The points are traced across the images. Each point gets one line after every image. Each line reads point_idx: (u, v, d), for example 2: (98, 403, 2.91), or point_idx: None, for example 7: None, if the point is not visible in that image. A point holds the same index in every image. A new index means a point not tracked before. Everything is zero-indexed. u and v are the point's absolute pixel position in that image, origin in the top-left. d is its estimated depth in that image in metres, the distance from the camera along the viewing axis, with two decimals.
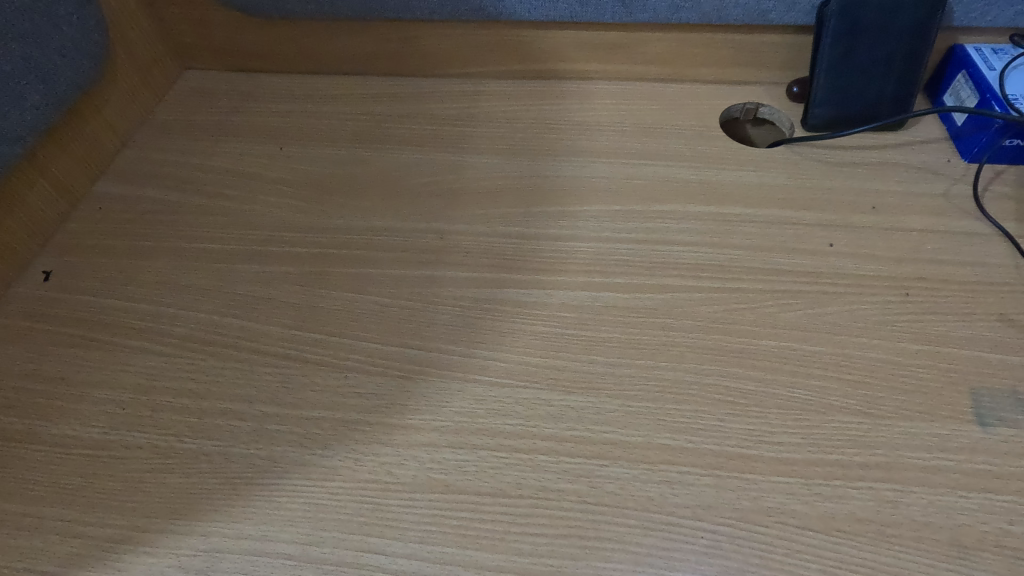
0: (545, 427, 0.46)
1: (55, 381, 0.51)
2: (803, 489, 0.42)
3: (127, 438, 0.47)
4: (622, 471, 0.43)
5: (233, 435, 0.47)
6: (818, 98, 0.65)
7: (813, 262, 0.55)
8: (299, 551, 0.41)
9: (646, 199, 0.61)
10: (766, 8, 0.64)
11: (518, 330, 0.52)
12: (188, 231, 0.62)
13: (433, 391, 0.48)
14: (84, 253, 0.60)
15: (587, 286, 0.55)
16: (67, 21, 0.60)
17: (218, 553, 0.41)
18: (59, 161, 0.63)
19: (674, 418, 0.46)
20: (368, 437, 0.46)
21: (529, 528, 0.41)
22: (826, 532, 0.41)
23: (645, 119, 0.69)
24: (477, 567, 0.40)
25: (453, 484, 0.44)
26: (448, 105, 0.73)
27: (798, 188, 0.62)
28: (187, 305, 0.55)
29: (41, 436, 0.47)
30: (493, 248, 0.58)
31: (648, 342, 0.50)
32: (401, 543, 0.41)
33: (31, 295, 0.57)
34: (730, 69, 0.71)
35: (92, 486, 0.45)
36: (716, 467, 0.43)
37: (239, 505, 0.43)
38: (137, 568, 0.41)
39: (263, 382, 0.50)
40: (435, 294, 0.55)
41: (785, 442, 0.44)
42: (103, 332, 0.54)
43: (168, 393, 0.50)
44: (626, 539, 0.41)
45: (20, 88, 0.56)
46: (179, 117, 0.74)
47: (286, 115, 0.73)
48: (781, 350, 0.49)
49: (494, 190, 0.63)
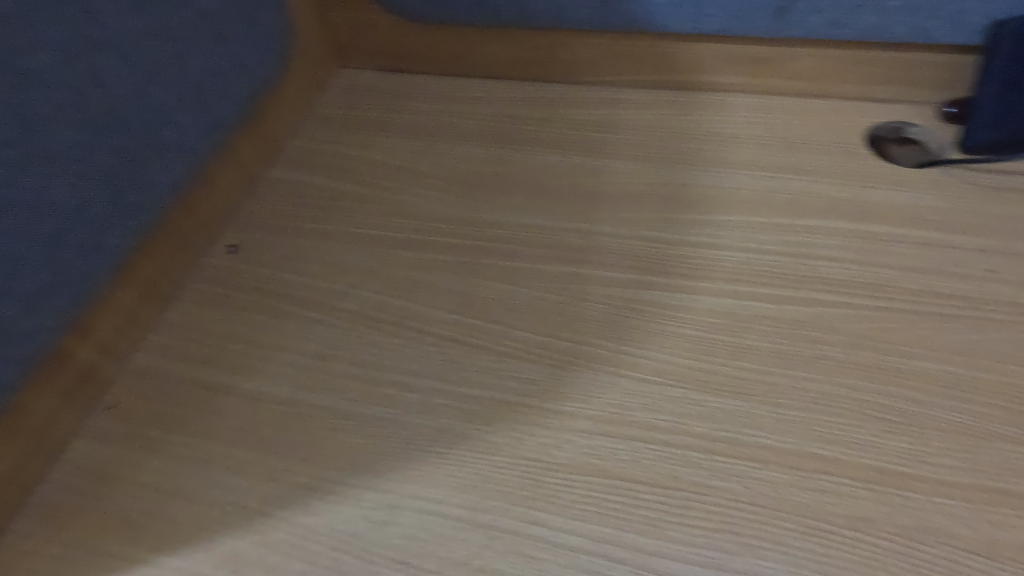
0: (695, 426, 0.48)
1: (245, 343, 0.57)
2: (966, 512, 0.42)
3: (310, 398, 0.53)
4: (775, 475, 0.45)
5: (403, 404, 0.51)
6: (982, 121, 0.64)
7: (972, 287, 0.54)
8: (469, 515, 0.45)
9: (791, 213, 0.62)
10: (933, 27, 0.63)
11: (667, 332, 0.54)
12: (352, 217, 0.67)
13: (586, 382, 0.51)
14: (264, 231, 0.67)
15: (732, 294, 0.56)
16: (265, 22, 0.67)
17: (397, 508, 0.46)
18: (246, 146, 0.70)
19: (826, 429, 0.47)
20: (527, 418, 0.49)
21: (685, 519, 0.43)
22: (991, 557, 0.41)
23: (789, 134, 0.70)
24: (637, 549, 0.43)
25: (610, 470, 0.46)
26: (590, 111, 0.75)
27: (955, 211, 0.60)
28: (356, 284, 0.61)
29: (238, 390, 0.54)
30: (637, 251, 0.61)
31: (796, 353, 0.51)
32: (564, 518, 0.44)
33: (221, 264, 0.64)
34: (884, 86, 0.70)
35: (283, 438, 0.50)
36: (873, 481, 0.44)
37: (412, 467, 0.48)
38: (328, 512, 0.46)
39: (428, 360, 0.54)
40: (583, 291, 0.58)
41: (944, 464, 0.44)
42: (284, 303, 0.60)
43: (344, 362, 0.55)
44: (782, 540, 0.42)
45: (227, 81, 0.63)
46: (339, 110, 0.80)
47: (436, 113, 0.78)
48: (937, 373, 0.49)
49: (637, 195, 0.66)
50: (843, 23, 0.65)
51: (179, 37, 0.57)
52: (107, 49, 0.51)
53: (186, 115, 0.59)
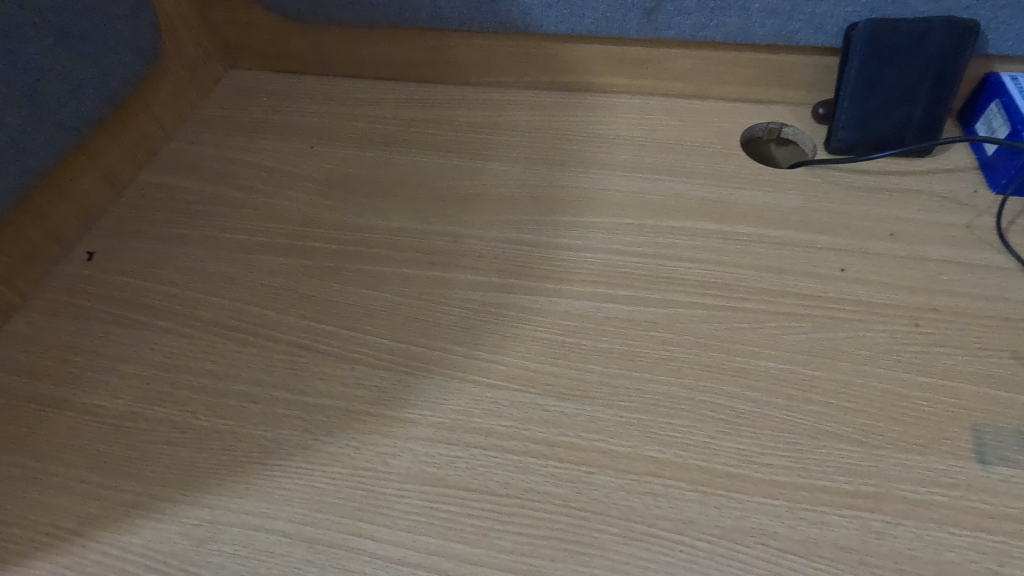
0: (536, 431, 0.47)
1: (88, 354, 0.55)
2: (786, 511, 0.42)
3: (148, 411, 0.50)
4: (607, 480, 0.44)
5: (244, 415, 0.50)
6: (844, 120, 0.64)
7: (822, 287, 0.55)
8: (294, 529, 0.44)
9: (660, 214, 0.62)
10: (794, 29, 0.64)
11: (521, 336, 0.53)
12: (220, 222, 0.65)
13: (433, 388, 0.50)
14: (125, 237, 0.64)
15: (591, 296, 0.56)
16: (125, 20, 0.65)
17: (221, 524, 0.44)
18: (110, 149, 0.67)
19: (664, 431, 0.47)
20: (368, 427, 0.48)
21: (513, 527, 0.43)
22: (806, 556, 0.40)
23: (667, 135, 0.70)
24: (459, 559, 0.42)
25: (444, 478, 0.45)
26: (475, 112, 0.74)
27: (814, 211, 0.61)
28: (213, 291, 0.59)
29: (73, 403, 0.51)
30: (504, 254, 0.60)
31: (645, 355, 0.51)
32: (390, 530, 0.43)
33: (75, 272, 0.61)
34: (758, 88, 0.70)
35: (114, 453, 0.48)
36: (702, 482, 0.44)
37: (243, 481, 0.46)
38: (148, 530, 0.44)
39: (276, 369, 0.52)
40: (444, 295, 0.57)
41: (772, 463, 0.45)
42: (136, 312, 0.58)
43: (189, 372, 0.53)
44: (604, 545, 0.42)
45: (78, 79, 0.60)
46: (221, 112, 0.77)
47: (319, 115, 0.76)
48: (778, 372, 0.49)
49: (511, 198, 0.65)
50: (710, 24, 0.66)
51: (18, 33, 0.54)
52: None
53: (27, 115, 0.56)
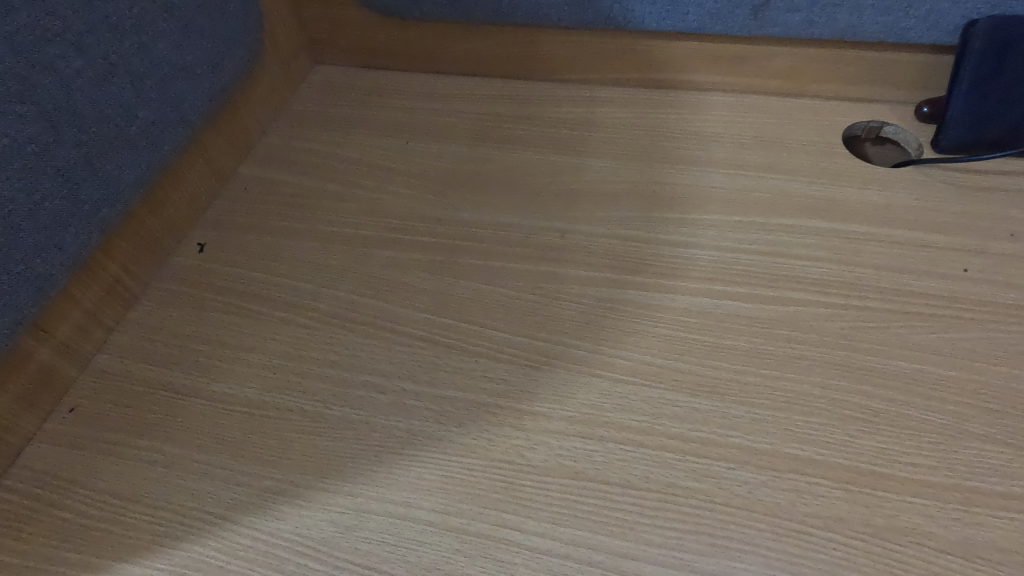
0: (670, 426, 0.47)
1: (213, 344, 0.56)
2: (938, 511, 0.42)
3: (278, 400, 0.51)
4: (749, 476, 0.44)
5: (374, 406, 0.50)
6: (954, 120, 0.63)
7: (946, 286, 0.54)
8: (439, 519, 0.44)
9: (768, 212, 0.62)
10: (907, 26, 0.63)
11: (642, 331, 0.53)
12: (325, 215, 0.66)
13: (560, 382, 0.50)
14: (234, 229, 0.65)
15: (708, 293, 0.56)
16: (236, 16, 0.66)
17: (365, 512, 0.45)
18: (216, 143, 0.68)
19: (801, 428, 0.46)
20: (500, 420, 0.49)
21: (659, 521, 0.43)
22: (964, 556, 0.40)
23: (767, 133, 0.69)
24: (608, 552, 0.42)
25: (583, 472, 0.45)
26: (569, 109, 0.75)
27: (929, 210, 0.61)
28: (328, 284, 0.60)
29: (204, 391, 0.52)
30: (614, 249, 0.60)
31: (772, 353, 0.51)
32: (535, 521, 0.43)
33: (189, 263, 0.62)
34: (859, 86, 0.70)
35: (250, 441, 0.49)
36: (847, 481, 0.44)
37: (382, 470, 0.47)
38: (294, 517, 0.45)
39: (400, 360, 0.53)
40: (559, 290, 0.57)
41: (917, 463, 0.44)
42: (254, 303, 0.58)
43: (314, 362, 0.54)
44: (755, 541, 0.42)
45: (195, 74, 0.61)
46: (314, 107, 0.78)
47: (412, 110, 0.76)
48: (912, 372, 0.49)
49: (615, 194, 0.65)
50: (819, 21, 0.65)
51: (144, 27, 0.55)
52: (65, 38, 0.49)
53: (153, 108, 0.57)
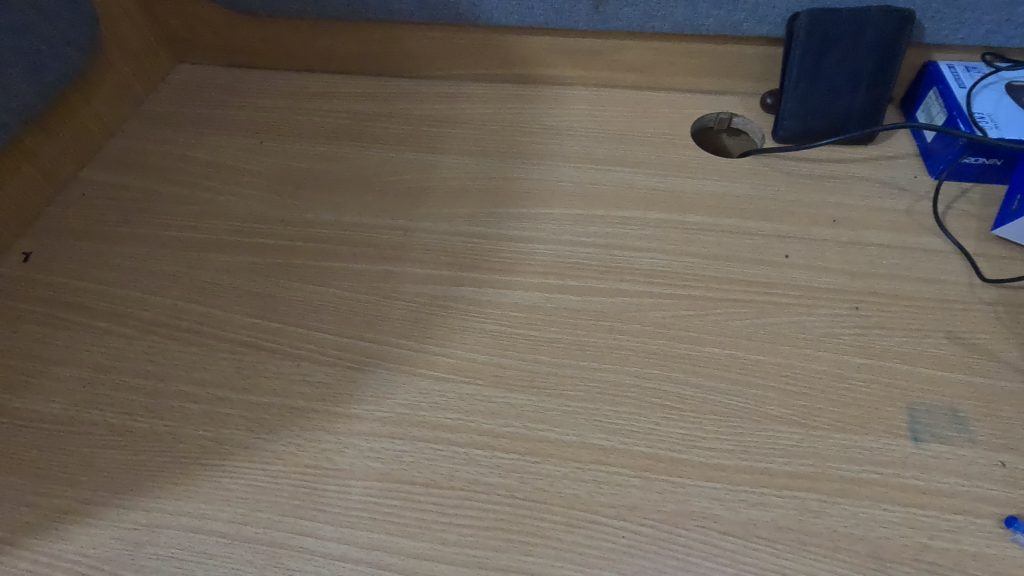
0: (483, 423, 0.47)
1: (22, 358, 0.53)
2: (727, 494, 0.43)
3: (84, 414, 0.49)
4: (552, 469, 0.44)
5: (185, 416, 0.49)
6: (789, 109, 0.65)
7: (766, 273, 0.55)
8: (234, 529, 0.43)
9: (609, 204, 0.62)
10: (738, 19, 0.65)
11: (469, 328, 0.53)
12: (164, 219, 0.64)
13: (380, 382, 0.50)
14: (64, 238, 0.62)
15: (540, 287, 0.56)
16: (58, 13, 0.62)
17: (158, 527, 0.43)
18: (48, 146, 0.65)
19: (610, 419, 0.47)
20: (312, 424, 0.48)
21: (456, 519, 0.42)
22: (746, 537, 0.41)
23: (618, 126, 0.70)
24: (402, 554, 0.41)
25: (390, 473, 0.45)
26: (428, 105, 0.74)
27: (760, 198, 0.62)
28: (156, 290, 0.58)
29: (4, 408, 0.50)
30: (453, 247, 0.60)
31: (593, 345, 0.51)
32: (332, 526, 0.43)
33: (10, 274, 0.59)
34: (708, 79, 0.71)
35: (47, 459, 0.47)
36: (646, 468, 0.44)
37: (183, 483, 0.45)
38: (82, 537, 0.43)
39: (219, 368, 0.51)
40: (393, 290, 0.56)
41: (715, 448, 0.45)
42: (74, 313, 0.56)
43: (129, 373, 0.51)
44: (549, 534, 0.42)
45: (8, 75, 0.58)
46: (168, 108, 0.76)
47: (268, 110, 0.75)
48: (723, 358, 0.50)
49: (462, 190, 0.65)
50: (659, 15, 0.66)
51: None
52: None
53: None
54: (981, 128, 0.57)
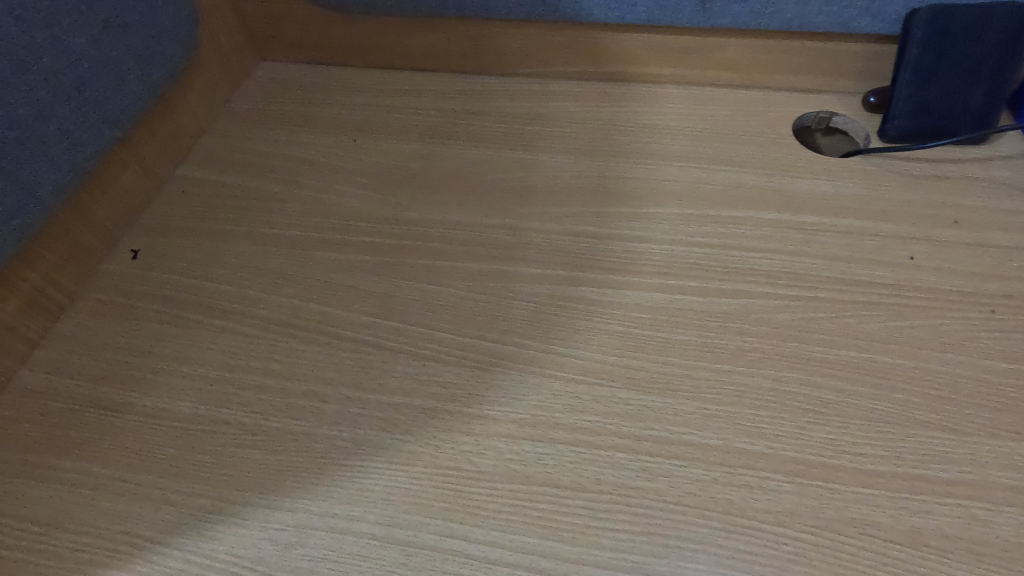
0: (622, 425, 0.46)
1: (145, 356, 0.53)
2: (887, 501, 0.42)
3: (215, 412, 0.49)
4: (701, 473, 0.44)
5: (317, 416, 0.48)
6: (900, 109, 0.64)
7: (892, 275, 0.54)
8: (383, 531, 0.42)
9: (719, 204, 0.61)
10: (850, 16, 0.64)
11: (594, 329, 0.52)
12: (267, 217, 0.64)
13: (511, 383, 0.49)
14: (170, 236, 0.62)
15: (661, 288, 0.55)
16: (165, 9, 0.62)
17: (306, 529, 0.42)
18: (150, 144, 0.65)
19: (752, 423, 0.46)
20: (448, 425, 0.47)
21: (610, 523, 0.42)
22: (912, 546, 0.40)
23: (718, 125, 0.69)
24: (559, 558, 0.41)
25: (534, 476, 0.44)
26: (520, 103, 0.73)
27: (875, 199, 0.61)
28: (269, 289, 0.57)
29: (133, 407, 0.49)
30: (565, 246, 0.59)
31: (724, 347, 0.50)
32: (483, 529, 0.42)
33: (122, 272, 0.59)
34: (808, 77, 0.70)
35: (184, 458, 0.46)
36: (798, 474, 0.43)
37: (325, 483, 0.45)
38: (230, 537, 0.43)
39: (345, 367, 0.51)
40: (510, 290, 0.56)
41: (867, 453, 0.44)
42: (190, 311, 0.56)
43: (254, 372, 0.51)
44: (707, 540, 0.41)
45: (122, 72, 0.58)
46: (257, 106, 0.75)
47: (358, 107, 0.74)
48: (861, 361, 0.49)
49: (566, 189, 0.64)
50: (766, 11, 0.65)
51: (58, 20, 0.51)
52: None
53: (71, 108, 0.54)
54: None
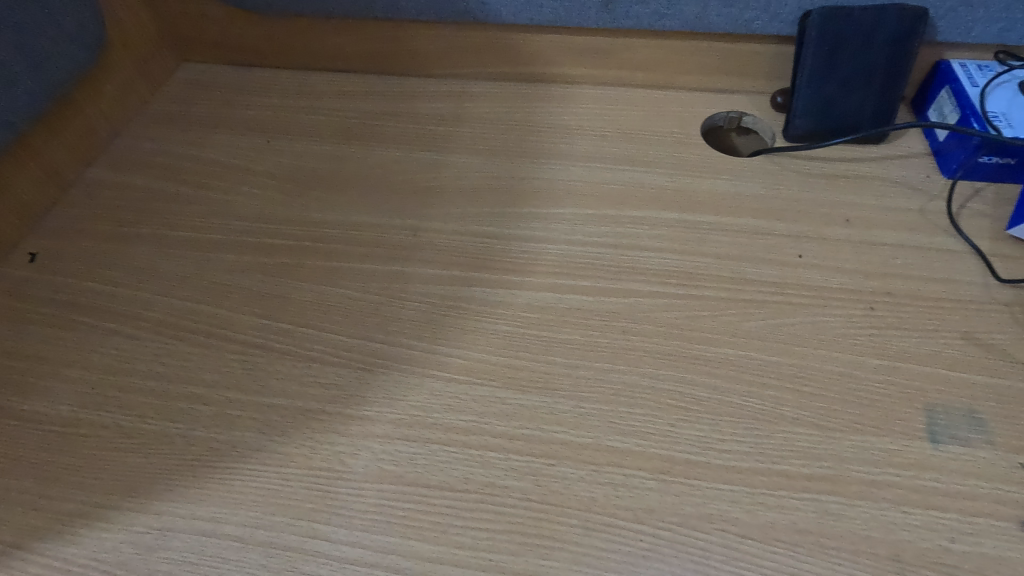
0: (497, 425, 0.47)
1: (29, 360, 0.52)
2: (745, 497, 0.42)
3: (93, 416, 0.49)
4: (568, 471, 0.44)
5: (196, 418, 0.48)
6: (801, 108, 0.64)
7: (779, 273, 0.55)
8: (247, 533, 0.42)
9: (621, 204, 0.62)
10: (750, 17, 0.64)
11: (481, 329, 0.52)
12: (171, 219, 0.63)
13: (392, 383, 0.49)
14: (70, 238, 0.62)
15: (553, 287, 0.55)
16: (63, 11, 0.62)
17: (170, 531, 0.42)
18: (53, 146, 0.64)
19: (625, 421, 0.46)
20: (325, 427, 0.47)
21: (472, 522, 0.42)
22: (765, 540, 0.41)
23: (628, 125, 0.70)
24: (418, 557, 0.41)
25: (403, 476, 0.44)
26: (435, 104, 0.73)
27: (773, 198, 0.61)
28: (164, 291, 0.57)
29: (11, 411, 0.49)
30: (463, 247, 0.59)
31: (607, 345, 0.51)
32: (346, 530, 0.42)
33: (16, 275, 0.59)
34: (717, 78, 0.71)
35: (56, 462, 0.46)
36: (663, 471, 0.44)
37: (194, 486, 0.45)
38: (93, 541, 0.42)
39: (229, 369, 0.51)
40: (404, 291, 0.56)
41: (732, 450, 0.45)
42: (81, 314, 0.55)
43: (138, 375, 0.51)
44: (566, 537, 0.41)
45: (15, 74, 0.58)
46: (173, 107, 0.75)
47: (274, 108, 0.74)
48: (738, 359, 0.49)
49: (472, 189, 0.64)
50: (669, 12, 0.65)
51: None
52: None
53: None
54: (994, 127, 0.57)
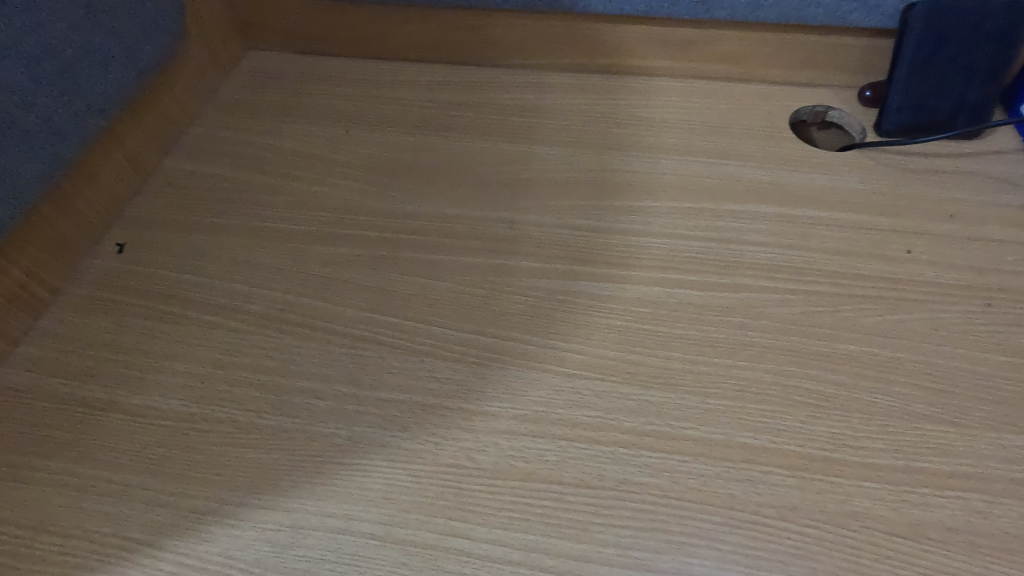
0: (624, 421, 0.46)
1: (132, 353, 0.51)
2: (888, 495, 0.42)
3: (206, 410, 0.47)
4: (703, 468, 0.43)
5: (312, 413, 0.47)
6: (896, 103, 0.64)
7: (890, 268, 0.54)
8: (383, 531, 0.41)
9: (718, 198, 0.61)
10: (849, 9, 0.64)
11: (594, 323, 0.52)
12: (257, 210, 0.62)
13: (511, 379, 0.48)
14: (157, 229, 0.60)
15: (661, 282, 0.54)
16: None
17: (303, 529, 0.42)
18: (135, 134, 0.63)
19: (755, 417, 0.46)
20: (448, 421, 0.46)
21: (614, 520, 0.41)
22: (916, 539, 0.40)
23: (713, 118, 0.69)
24: (561, 556, 0.40)
25: (534, 473, 0.44)
26: (514, 95, 0.72)
27: (872, 193, 0.61)
28: (260, 282, 0.56)
29: (121, 405, 0.48)
30: (563, 240, 0.58)
31: (725, 341, 0.50)
32: (485, 528, 0.41)
33: (107, 266, 0.57)
34: (803, 71, 0.70)
35: (175, 457, 0.45)
36: (801, 468, 0.43)
37: (322, 482, 0.44)
38: (224, 538, 0.41)
39: (340, 362, 0.50)
40: (508, 284, 0.55)
41: (869, 447, 0.44)
42: (179, 306, 0.54)
43: (246, 368, 0.50)
44: (711, 535, 0.41)
45: (106, 59, 0.56)
46: (245, 96, 0.73)
47: (350, 98, 0.73)
48: (861, 355, 0.49)
49: (564, 181, 0.63)
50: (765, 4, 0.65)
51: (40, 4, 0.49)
52: None
53: (52, 96, 0.51)
54: None
